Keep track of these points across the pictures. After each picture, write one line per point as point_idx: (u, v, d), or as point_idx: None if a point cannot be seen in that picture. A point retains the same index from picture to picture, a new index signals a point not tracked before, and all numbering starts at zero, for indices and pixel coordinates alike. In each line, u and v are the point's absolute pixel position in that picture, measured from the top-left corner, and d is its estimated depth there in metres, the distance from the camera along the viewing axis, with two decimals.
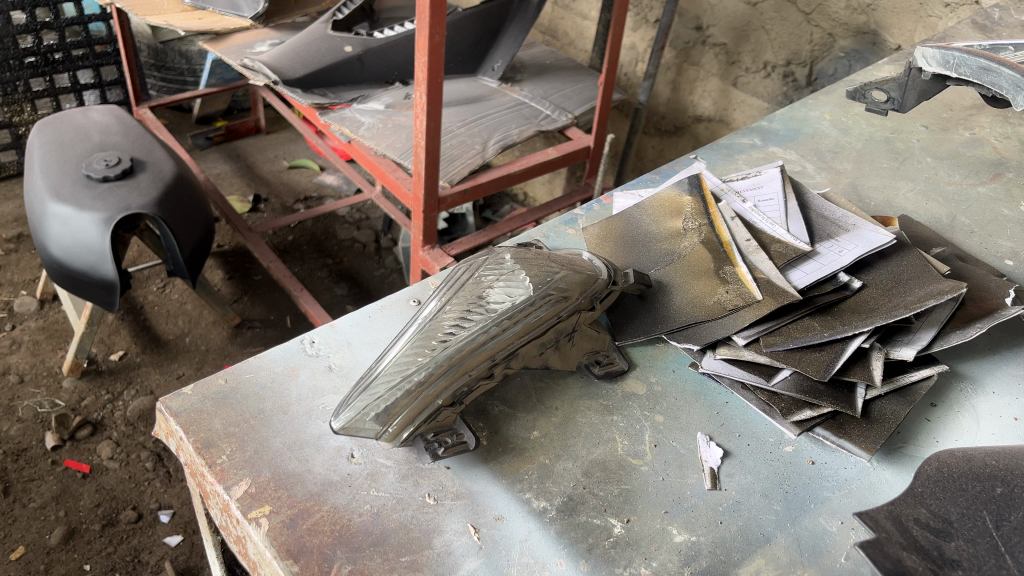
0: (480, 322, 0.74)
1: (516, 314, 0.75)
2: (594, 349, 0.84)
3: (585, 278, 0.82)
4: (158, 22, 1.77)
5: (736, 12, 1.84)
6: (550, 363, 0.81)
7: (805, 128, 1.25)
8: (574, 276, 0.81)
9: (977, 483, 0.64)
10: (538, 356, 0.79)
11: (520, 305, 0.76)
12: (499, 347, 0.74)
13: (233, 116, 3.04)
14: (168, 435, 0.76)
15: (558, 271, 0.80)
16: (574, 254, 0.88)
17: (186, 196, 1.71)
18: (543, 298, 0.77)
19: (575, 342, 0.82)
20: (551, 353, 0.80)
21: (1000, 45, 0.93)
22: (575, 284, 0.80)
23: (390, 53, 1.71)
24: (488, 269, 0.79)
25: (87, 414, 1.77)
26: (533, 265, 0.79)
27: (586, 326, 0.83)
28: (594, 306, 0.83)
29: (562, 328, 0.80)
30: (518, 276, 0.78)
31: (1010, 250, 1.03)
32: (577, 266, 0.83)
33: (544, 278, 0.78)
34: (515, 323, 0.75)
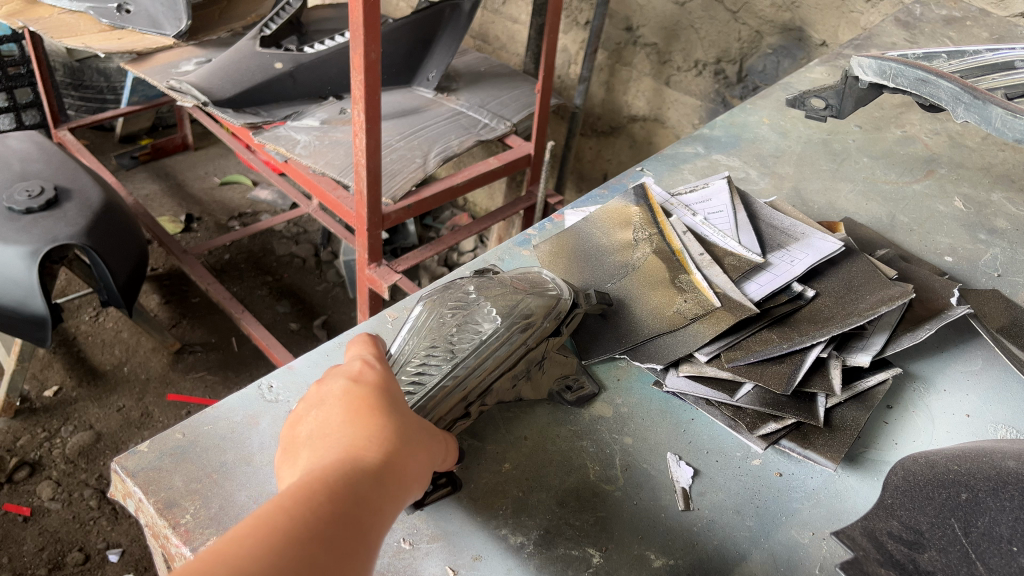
0: (450, 362, 0.73)
1: (485, 350, 0.74)
2: (563, 375, 0.85)
3: (546, 302, 0.81)
4: (76, 44, 1.68)
5: (665, 12, 1.85)
6: (523, 394, 0.81)
7: (745, 134, 1.27)
8: (538, 300, 0.80)
9: (943, 491, 0.66)
10: (509, 389, 0.79)
11: (491, 339, 0.75)
12: (471, 385, 0.73)
13: (159, 133, 2.96)
14: (126, 496, 0.73)
15: (522, 301, 0.79)
16: (536, 275, 0.87)
17: (116, 224, 1.65)
18: (508, 325, 0.76)
19: (546, 369, 0.83)
20: (522, 384, 0.80)
21: (933, 53, 0.97)
22: (540, 308, 0.79)
23: (322, 68, 1.67)
24: (450, 305, 0.78)
25: (24, 455, 1.69)
26: (497, 296, 0.79)
27: (553, 353, 0.83)
28: (561, 331, 0.82)
29: (531, 357, 0.79)
30: (484, 311, 0.77)
31: (949, 247, 1.06)
32: (532, 292, 0.81)
33: (507, 306, 0.78)
34: (487, 361, 0.74)
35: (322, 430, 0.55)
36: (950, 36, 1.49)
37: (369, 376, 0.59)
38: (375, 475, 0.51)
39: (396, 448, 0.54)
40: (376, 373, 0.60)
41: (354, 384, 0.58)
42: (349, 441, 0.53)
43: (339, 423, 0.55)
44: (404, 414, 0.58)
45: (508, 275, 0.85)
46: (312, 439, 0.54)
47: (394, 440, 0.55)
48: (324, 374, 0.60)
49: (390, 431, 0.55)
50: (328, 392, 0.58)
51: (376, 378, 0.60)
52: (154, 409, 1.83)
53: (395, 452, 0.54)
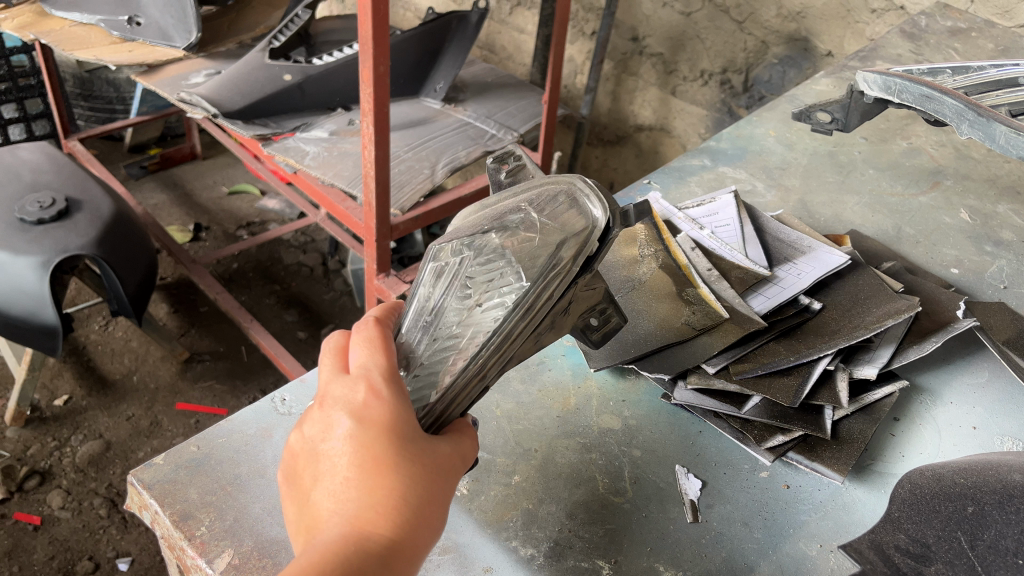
0: (462, 339, 0.61)
1: (503, 329, 0.60)
2: (591, 306, 0.71)
3: (574, 241, 0.62)
4: (87, 57, 1.69)
5: (672, 23, 1.86)
6: (544, 339, 0.68)
7: (752, 145, 1.28)
8: (563, 242, 0.61)
9: (951, 503, 0.67)
10: (533, 345, 0.66)
11: (506, 315, 0.60)
12: (490, 365, 0.62)
13: (168, 143, 2.98)
14: (142, 508, 0.74)
15: (543, 246, 0.61)
16: (561, 189, 0.65)
17: (127, 234, 1.67)
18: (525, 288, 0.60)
19: (572, 309, 0.68)
20: (547, 332, 0.67)
21: (937, 67, 0.98)
22: (566, 250, 0.61)
23: (331, 80, 1.68)
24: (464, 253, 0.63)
25: (35, 464, 1.71)
26: (518, 241, 0.62)
27: (581, 292, 0.67)
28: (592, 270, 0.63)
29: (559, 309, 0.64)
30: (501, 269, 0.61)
31: (955, 258, 1.07)
32: (555, 227, 0.62)
33: (528, 259, 0.61)
34: (507, 336, 0.61)
35: (327, 487, 0.53)
36: (954, 48, 1.46)
37: (375, 411, 0.55)
38: (379, 558, 0.50)
39: (406, 509, 0.53)
40: (384, 400, 0.55)
41: (361, 427, 0.54)
42: (354, 512, 0.52)
43: (345, 485, 0.53)
44: (417, 449, 0.55)
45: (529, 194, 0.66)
46: (320, 499, 0.53)
47: (404, 499, 0.53)
48: (328, 401, 0.56)
49: (399, 490, 0.53)
50: (332, 436, 0.54)
51: (385, 410, 0.55)
52: (163, 418, 1.84)
53: (406, 515, 0.52)
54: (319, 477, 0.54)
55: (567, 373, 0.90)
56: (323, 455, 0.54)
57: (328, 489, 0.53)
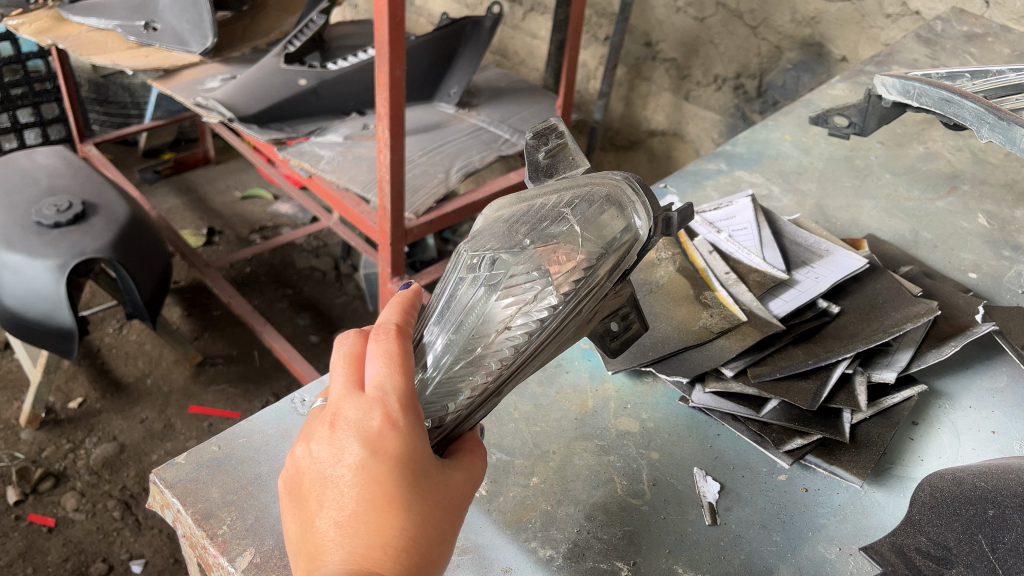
0: (493, 348, 0.60)
1: (535, 343, 0.60)
2: (615, 312, 0.68)
3: (612, 254, 0.61)
4: (104, 62, 1.71)
5: (685, 28, 1.87)
6: (567, 346, 0.67)
7: (767, 150, 1.28)
8: (605, 255, 0.61)
9: (972, 506, 0.66)
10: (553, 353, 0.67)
11: (539, 327, 0.60)
12: (513, 374, 0.62)
13: (181, 147, 3.00)
14: (164, 507, 0.75)
15: (582, 257, 0.60)
16: (605, 195, 0.62)
17: (142, 238, 1.68)
18: (561, 301, 0.59)
19: (597, 318, 0.66)
20: (569, 341, 0.66)
21: (955, 72, 0.98)
22: (605, 265, 0.61)
23: (346, 84, 1.69)
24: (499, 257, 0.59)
25: (49, 466, 1.72)
26: (557, 252, 0.59)
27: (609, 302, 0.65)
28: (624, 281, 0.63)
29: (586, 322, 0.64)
30: (538, 277, 0.59)
31: (973, 263, 1.07)
32: (595, 235, 0.61)
33: (565, 273, 0.59)
34: (536, 349, 0.61)
35: (336, 518, 0.53)
36: (971, 52, 1.45)
37: (390, 443, 0.54)
38: None
39: (412, 545, 0.53)
40: (399, 432, 0.54)
41: (375, 461, 0.53)
42: (363, 544, 0.52)
43: (353, 517, 0.53)
44: (427, 483, 0.55)
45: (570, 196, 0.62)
46: (325, 526, 0.53)
47: (412, 537, 0.53)
48: (340, 422, 0.55)
49: (409, 526, 0.53)
50: (346, 465, 0.54)
51: (400, 443, 0.54)
52: (177, 421, 1.85)
53: (414, 554, 0.53)
54: (327, 503, 0.54)
55: (585, 376, 0.90)
56: (333, 481, 0.54)
57: (336, 519, 0.53)
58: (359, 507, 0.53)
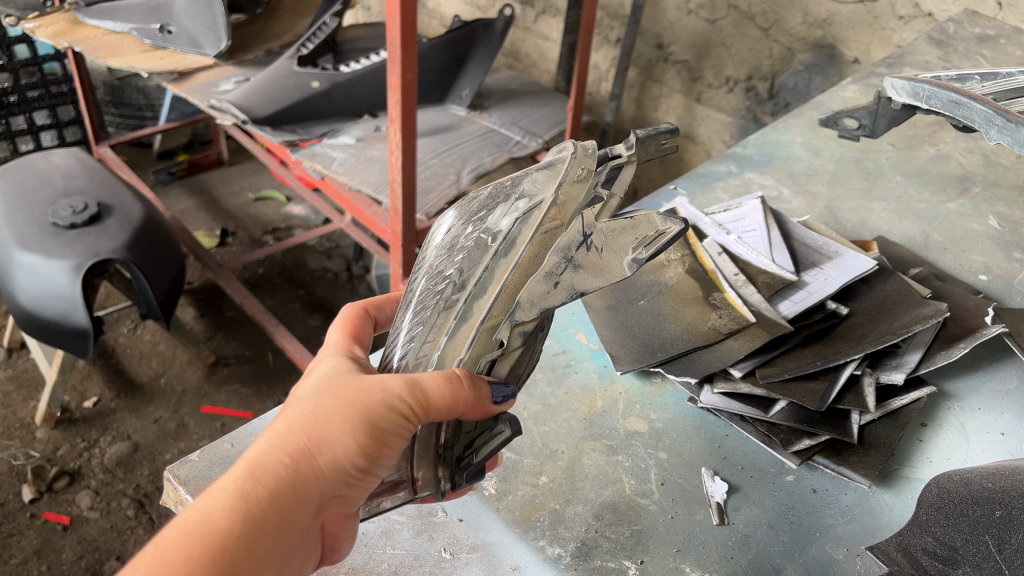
0: (461, 276, 0.59)
1: (492, 256, 0.58)
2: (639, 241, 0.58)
3: (553, 170, 0.60)
4: (120, 64, 1.73)
5: (697, 30, 1.87)
6: (580, 286, 0.57)
7: (778, 152, 1.28)
8: (541, 172, 0.61)
9: (980, 507, 0.66)
10: (551, 291, 0.57)
11: (490, 246, 0.58)
12: (487, 299, 0.57)
13: (195, 149, 3.02)
14: (178, 503, 0.76)
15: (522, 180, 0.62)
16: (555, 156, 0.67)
17: (157, 238, 1.69)
18: (509, 218, 0.59)
19: (601, 246, 0.58)
20: (575, 274, 0.57)
21: (965, 74, 0.98)
22: (541, 177, 0.60)
23: (358, 87, 1.70)
24: (466, 219, 0.65)
25: (64, 464, 1.74)
26: (500, 191, 0.63)
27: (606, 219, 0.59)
28: (596, 196, 0.60)
29: (563, 239, 0.57)
30: (485, 214, 0.62)
31: (983, 265, 1.06)
32: (537, 166, 0.63)
33: (507, 198, 0.61)
34: (498, 262, 0.58)
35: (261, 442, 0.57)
36: (984, 54, 1.44)
37: (303, 371, 0.60)
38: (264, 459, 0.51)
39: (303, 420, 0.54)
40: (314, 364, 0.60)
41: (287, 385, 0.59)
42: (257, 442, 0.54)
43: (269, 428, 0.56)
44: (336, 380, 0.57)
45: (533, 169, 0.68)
46: None
47: (303, 412, 0.54)
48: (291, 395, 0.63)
49: (295, 406, 0.55)
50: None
51: (309, 369, 0.60)
52: (190, 420, 1.87)
53: (302, 428, 0.53)
54: None
55: (594, 376, 0.90)
56: None
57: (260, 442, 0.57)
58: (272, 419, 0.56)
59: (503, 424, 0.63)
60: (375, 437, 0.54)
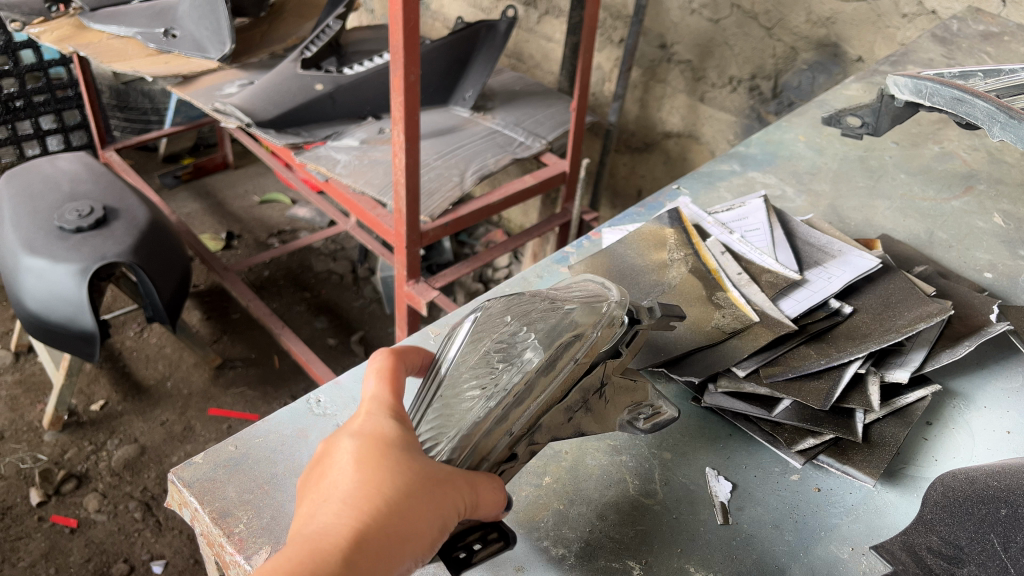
0: (499, 384, 0.64)
1: (532, 379, 0.64)
2: (636, 403, 0.73)
3: (596, 311, 0.69)
4: (125, 68, 1.73)
5: (699, 29, 1.87)
6: (584, 428, 0.69)
7: (781, 151, 1.28)
8: (585, 310, 0.69)
9: (984, 507, 0.66)
10: (564, 423, 0.67)
11: (531, 367, 0.64)
12: (517, 417, 0.63)
13: (200, 152, 3.03)
14: (182, 506, 0.76)
15: (564, 312, 0.68)
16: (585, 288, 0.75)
17: (162, 242, 1.70)
18: (552, 346, 0.66)
19: (610, 399, 0.70)
20: (582, 416, 0.69)
21: (969, 71, 0.97)
22: (586, 318, 0.68)
23: (362, 89, 1.70)
24: (498, 324, 0.68)
25: (71, 467, 1.75)
26: (540, 315, 0.68)
27: (617, 377, 0.71)
28: (621, 352, 0.70)
29: (588, 380, 0.67)
30: (524, 329, 0.67)
31: (988, 263, 1.06)
32: (577, 303, 0.70)
33: (550, 327, 0.67)
34: (535, 385, 0.64)
35: (324, 490, 0.55)
36: (987, 52, 1.44)
37: (373, 424, 0.58)
38: (355, 542, 0.51)
39: (393, 505, 0.53)
40: (381, 420, 0.59)
41: (356, 436, 0.57)
42: (340, 502, 0.53)
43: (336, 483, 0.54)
44: (417, 460, 0.56)
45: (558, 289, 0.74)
46: (313, 501, 0.55)
47: (392, 495, 0.54)
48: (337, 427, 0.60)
49: (382, 483, 0.54)
50: (325, 453, 0.57)
51: (381, 426, 0.58)
52: (196, 423, 1.87)
53: (391, 514, 0.53)
54: (319, 482, 0.56)
55: None
56: (325, 464, 0.57)
57: (323, 491, 0.55)
58: (341, 472, 0.55)
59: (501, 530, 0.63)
60: (444, 529, 0.56)
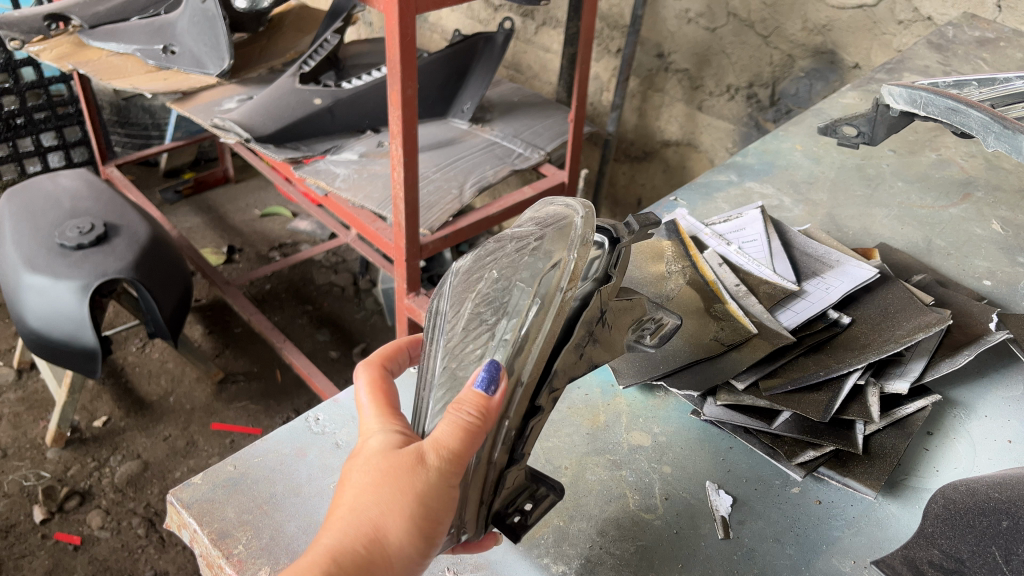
0: (494, 345, 0.60)
1: (525, 324, 0.59)
2: (635, 321, 0.70)
3: (566, 237, 0.64)
4: (124, 85, 1.74)
5: (696, 38, 1.87)
6: (596, 359, 0.66)
7: (779, 160, 1.28)
8: (556, 241, 0.64)
9: (984, 518, 0.66)
10: (577, 361, 0.63)
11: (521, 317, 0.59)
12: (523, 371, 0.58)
13: (201, 167, 3.04)
14: (181, 527, 0.76)
15: (539, 249, 0.64)
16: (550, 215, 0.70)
17: (163, 257, 1.70)
18: (534, 287, 0.61)
19: (611, 325, 0.66)
20: (591, 348, 0.65)
21: (963, 80, 0.97)
22: (562, 245, 0.63)
23: (360, 103, 1.71)
24: (480, 288, 0.66)
25: (74, 484, 1.74)
26: (517, 261, 0.65)
27: (615, 301, 0.67)
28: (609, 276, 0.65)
29: (589, 311, 0.62)
30: (506, 284, 0.63)
31: (987, 270, 1.06)
32: (544, 234, 0.66)
33: (528, 269, 0.63)
34: (531, 330, 0.59)
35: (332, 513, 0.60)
36: (983, 58, 1.44)
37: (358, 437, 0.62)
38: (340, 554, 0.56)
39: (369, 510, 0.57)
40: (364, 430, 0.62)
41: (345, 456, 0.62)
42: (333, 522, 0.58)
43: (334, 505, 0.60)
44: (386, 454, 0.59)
45: (522, 229, 0.70)
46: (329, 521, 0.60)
47: (365, 501, 0.57)
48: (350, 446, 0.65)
49: (357, 493, 0.58)
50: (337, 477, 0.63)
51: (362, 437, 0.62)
52: (199, 438, 1.87)
53: (369, 519, 0.57)
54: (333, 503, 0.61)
55: (597, 391, 0.90)
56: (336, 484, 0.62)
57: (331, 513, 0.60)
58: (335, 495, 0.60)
59: (547, 488, 0.70)
60: (427, 502, 0.57)
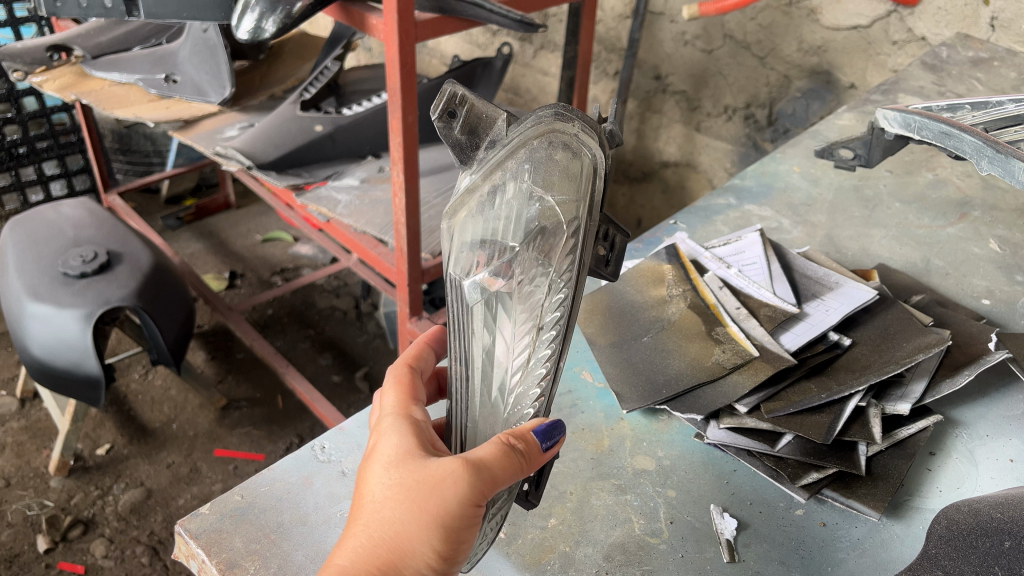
0: (537, 342, 0.65)
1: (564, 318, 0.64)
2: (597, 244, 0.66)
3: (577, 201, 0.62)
4: (126, 115, 1.75)
5: (693, 60, 1.90)
6: None
7: (776, 182, 1.29)
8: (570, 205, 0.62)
9: (988, 539, 0.65)
10: None
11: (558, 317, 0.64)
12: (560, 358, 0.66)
13: (202, 193, 3.06)
14: (189, 557, 0.76)
15: (561, 222, 0.62)
16: (544, 141, 0.61)
17: (167, 285, 1.71)
18: (563, 275, 0.63)
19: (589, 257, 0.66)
20: None
21: (957, 103, 0.99)
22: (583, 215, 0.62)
23: (360, 129, 1.72)
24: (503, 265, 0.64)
25: (78, 513, 1.74)
26: (540, 233, 0.63)
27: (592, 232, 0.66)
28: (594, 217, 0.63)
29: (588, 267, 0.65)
30: (534, 269, 0.64)
31: (985, 289, 1.07)
32: (551, 189, 0.62)
33: (554, 248, 0.63)
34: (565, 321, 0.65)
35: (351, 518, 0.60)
36: (978, 77, 1.46)
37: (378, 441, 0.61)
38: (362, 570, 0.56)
39: (391, 526, 0.57)
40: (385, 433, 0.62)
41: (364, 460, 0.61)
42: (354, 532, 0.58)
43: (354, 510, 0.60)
44: (408, 468, 0.58)
45: (518, 163, 0.62)
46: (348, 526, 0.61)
47: (386, 515, 0.57)
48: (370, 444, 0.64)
49: (377, 508, 0.58)
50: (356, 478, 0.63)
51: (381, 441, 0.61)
52: (203, 464, 1.87)
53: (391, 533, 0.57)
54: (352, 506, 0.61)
55: (600, 416, 0.91)
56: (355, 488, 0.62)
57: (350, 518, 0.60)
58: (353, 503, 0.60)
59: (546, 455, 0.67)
60: (451, 525, 0.57)
